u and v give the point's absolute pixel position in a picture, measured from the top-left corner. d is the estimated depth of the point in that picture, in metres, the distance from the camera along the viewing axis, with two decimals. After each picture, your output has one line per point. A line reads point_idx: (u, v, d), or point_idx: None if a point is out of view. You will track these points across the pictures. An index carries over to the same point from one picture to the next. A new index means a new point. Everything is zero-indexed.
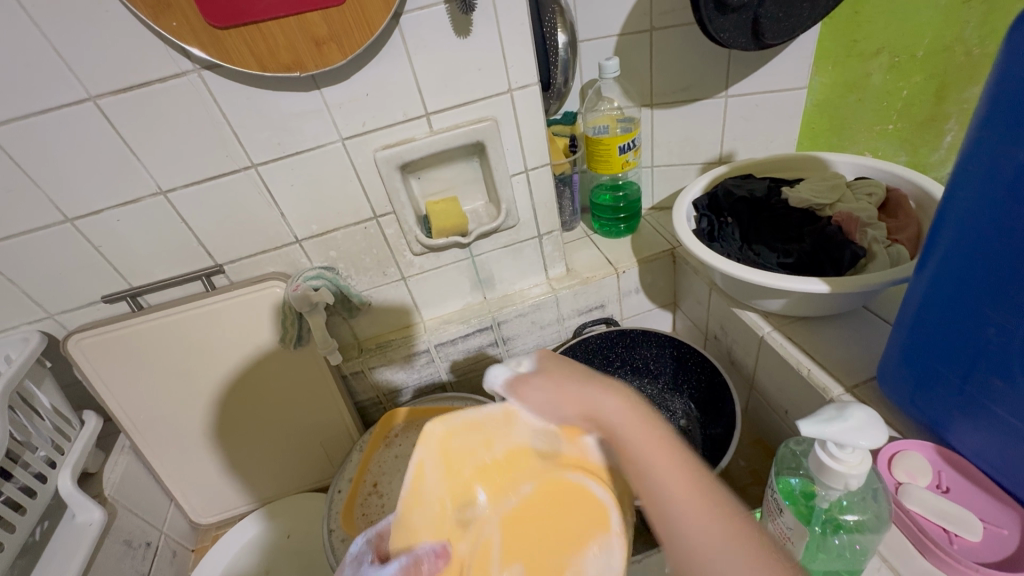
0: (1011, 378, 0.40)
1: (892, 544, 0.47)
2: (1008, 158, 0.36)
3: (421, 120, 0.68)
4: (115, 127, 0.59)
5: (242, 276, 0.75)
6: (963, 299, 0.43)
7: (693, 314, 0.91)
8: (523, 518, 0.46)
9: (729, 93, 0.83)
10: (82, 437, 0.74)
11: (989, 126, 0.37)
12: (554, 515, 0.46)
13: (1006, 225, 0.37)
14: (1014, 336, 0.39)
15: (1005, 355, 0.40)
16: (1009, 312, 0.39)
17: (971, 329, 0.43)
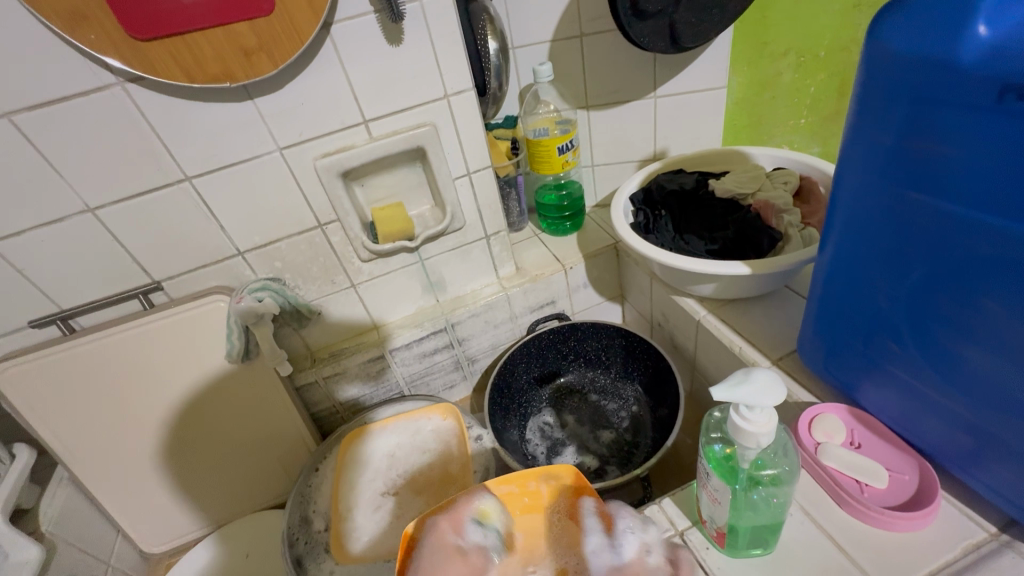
0: (900, 337, 0.46)
1: (816, 499, 0.51)
2: (880, 143, 0.40)
3: (359, 127, 0.69)
4: (34, 144, 0.57)
5: (183, 291, 0.73)
6: (858, 272, 0.47)
7: (639, 304, 0.95)
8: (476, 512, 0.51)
9: (657, 94, 0.88)
10: (14, 472, 0.70)
11: (863, 114, 0.41)
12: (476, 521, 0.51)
13: (886, 202, 0.42)
14: (899, 301, 0.45)
15: (894, 318, 0.46)
16: (893, 280, 0.44)
17: (865, 298, 0.48)
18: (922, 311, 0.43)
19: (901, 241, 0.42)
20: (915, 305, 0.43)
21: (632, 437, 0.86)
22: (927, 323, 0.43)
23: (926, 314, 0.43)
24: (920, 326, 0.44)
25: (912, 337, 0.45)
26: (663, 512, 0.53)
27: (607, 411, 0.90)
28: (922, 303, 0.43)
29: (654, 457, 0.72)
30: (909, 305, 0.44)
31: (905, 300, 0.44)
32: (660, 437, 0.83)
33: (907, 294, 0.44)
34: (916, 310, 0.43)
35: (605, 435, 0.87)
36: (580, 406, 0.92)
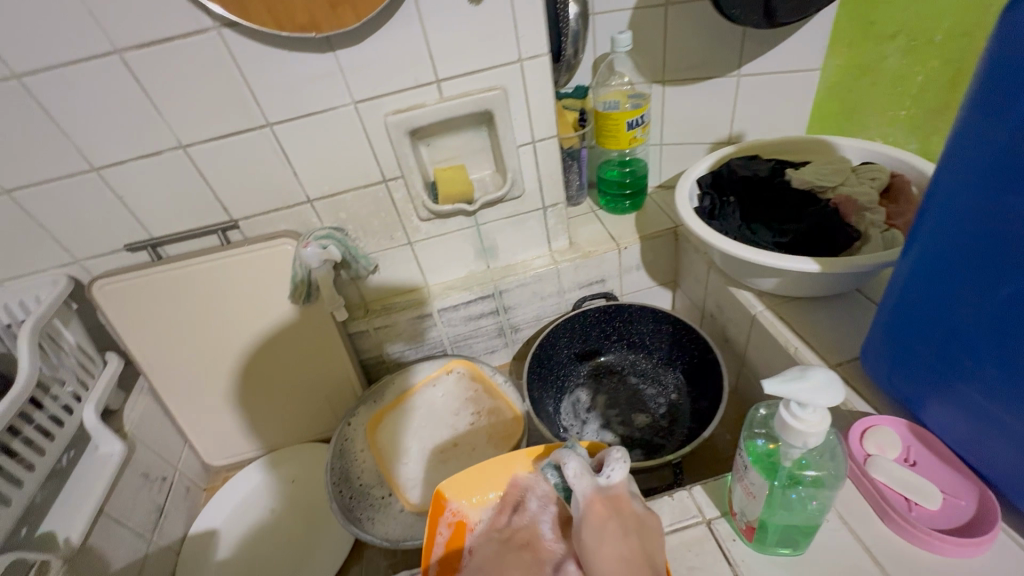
0: (979, 354, 0.42)
1: (857, 510, 0.49)
2: (992, 139, 0.37)
3: (431, 86, 0.69)
4: (139, 81, 0.62)
5: (256, 232, 0.78)
6: (941, 280, 0.44)
7: (692, 292, 0.93)
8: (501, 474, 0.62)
9: (741, 72, 0.83)
10: (105, 376, 0.79)
11: (979, 105, 0.37)
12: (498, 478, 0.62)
13: (987, 205, 0.38)
14: (983, 316, 0.41)
15: (974, 334, 0.42)
16: (979, 293, 0.41)
17: (943, 308, 0.44)
18: (1007, 329, 0.39)
19: (997, 250, 0.38)
20: (1001, 322, 0.40)
21: (667, 424, 0.85)
22: (1010, 342, 0.39)
23: (1010, 332, 0.39)
24: (1004, 345, 0.40)
25: (991, 354, 0.41)
26: (693, 499, 0.52)
27: (645, 395, 0.90)
28: (1008, 319, 0.39)
29: (689, 445, 0.71)
30: (994, 321, 0.40)
31: (988, 315, 0.40)
32: (697, 427, 0.82)
33: (992, 309, 0.40)
34: (1001, 327, 0.40)
35: (640, 419, 0.87)
36: (618, 387, 0.92)
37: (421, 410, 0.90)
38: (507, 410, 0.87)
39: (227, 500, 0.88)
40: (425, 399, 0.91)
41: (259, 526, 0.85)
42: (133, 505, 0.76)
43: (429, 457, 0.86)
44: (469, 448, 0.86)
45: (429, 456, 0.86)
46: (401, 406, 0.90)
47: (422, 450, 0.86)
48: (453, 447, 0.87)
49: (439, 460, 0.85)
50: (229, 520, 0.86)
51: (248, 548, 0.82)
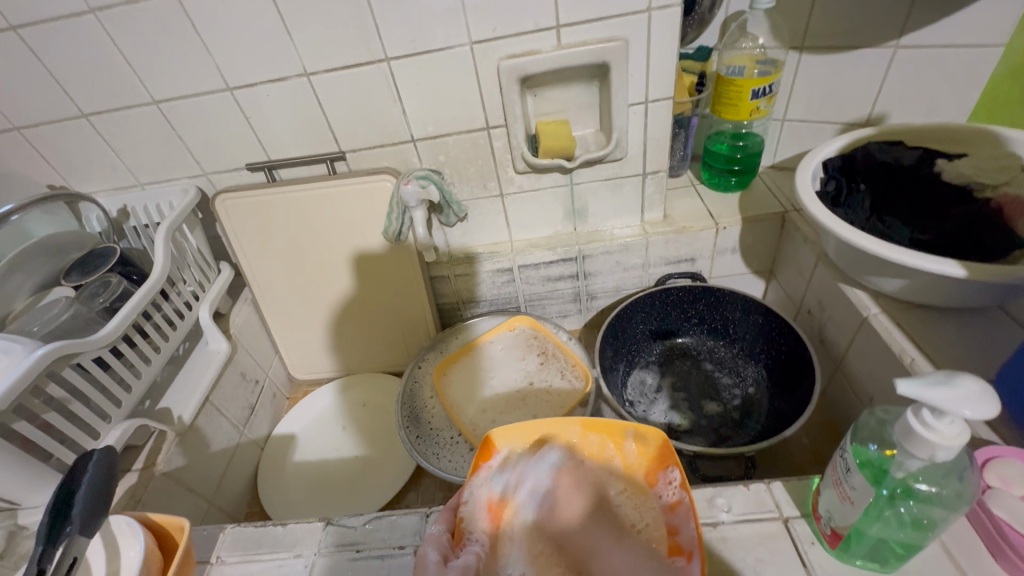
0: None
1: (962, 541, 0.45)
2: None
3: (550, 32, 0.67)
4: (276, 4, 0.64)
5: (360, 166, 0.81)
6: None
7: (790, 285, 0.86)
8: (545, 437, 0.54)
9: (899, 43, 0.72)
10: (218, 282, 0.87)
11: None
12: (536, 437, 0.54)
13: None
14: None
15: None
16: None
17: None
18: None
19: None
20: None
21: (740, 417, 0.81)
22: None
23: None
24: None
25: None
26: (770, 493, 0.50)
27: (719, 384, 0.86)
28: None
29: (766, 441, 0.67)
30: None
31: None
32: (773, 426, 0.78)
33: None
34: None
35: (710, 406, 0.83)
36: (691, 371, 0.89)
37: (488, 363, 0.89)
38: (567, 358, 0.87)
39: (307, 411, 0.96)
40: (486, 351, 0.91)
41: (332, 438, 0.92)
42: (230, 400, 0.85)
43: (505, 401, 0.85)
44: (544, 391, 0.85)
45: (506, 405, 0.84)
46: (466, 358, 0.90)
47: (497, 398, 0.85)
48: (529, 389, 0.86)
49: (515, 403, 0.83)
50: (307, 429, 0.94)
51: (321, 457, 0.90)
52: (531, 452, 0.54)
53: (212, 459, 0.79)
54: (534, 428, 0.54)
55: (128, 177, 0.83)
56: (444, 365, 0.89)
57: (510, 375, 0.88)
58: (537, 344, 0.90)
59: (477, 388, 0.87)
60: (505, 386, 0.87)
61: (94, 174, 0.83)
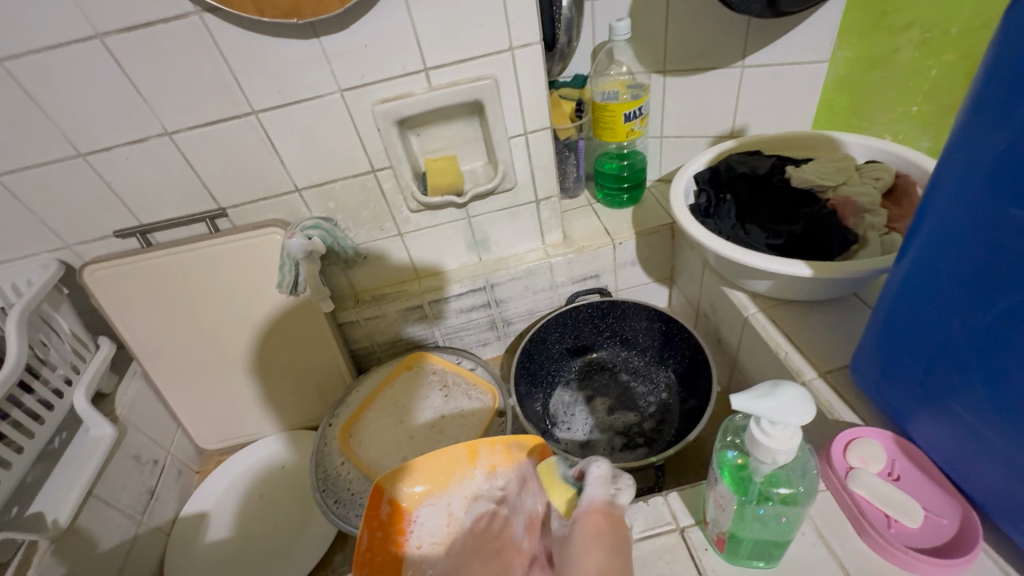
0: (964, 372, 0.41)
1: (833, 523, 0.48)
2: (992, 144, 0.35)
3: (420, 75, 0.67)
4: (122, 65, 0.61)
5: (245, 220, 0.78)
6: (937, 293, 0.42)
7: (687, 290, 0.91)
8: (432, 468, 0.58)
9: (745, 63, 0.79)
10: (96, 359, 0.79)
11: (984, 108, 0.35)
12: (426, 465, 0.58)
13: (996, 221, 0.36)
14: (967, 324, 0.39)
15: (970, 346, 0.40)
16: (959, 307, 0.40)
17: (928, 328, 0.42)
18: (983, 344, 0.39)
19: (999, 268, 0.36)
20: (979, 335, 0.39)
21: (656, 424, 0.84)
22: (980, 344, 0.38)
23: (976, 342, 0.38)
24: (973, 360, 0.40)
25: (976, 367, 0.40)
26: (667, 505, 0.51)
27: (635, 393, 0.88)
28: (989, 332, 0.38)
29: (673, 448, 0.69)
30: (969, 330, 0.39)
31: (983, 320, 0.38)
32: (686, 428, 0.81)
33: (964, 330, 0.40)
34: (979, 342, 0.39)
35: (628, 417, 0.86)
36: (609, 384, 0.91)
37: (397, 410, 0.86)
38: (468, 381, 0.88)
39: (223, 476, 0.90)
40: (393, 398, 0.88)
41: (251, 507, 0.86)
42: (122, 488, 0.77)
43: (421, 441, 0.82)
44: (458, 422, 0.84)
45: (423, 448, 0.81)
46: (370, 411, 0.86)
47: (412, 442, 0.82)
48: (442, 420, 0.85)
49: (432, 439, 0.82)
50: (221, 500, 0.88)
51: (237, 533, 0.83)
52: (419, 485, 0.58)
53: (102, 559, 0.71)
54: (418, 469, 0.58)
55: None
56: (349, 427, 0.84)
57: (425, 411, 0.86)
58: (437, 377, 0.89)
59: (390, 436, 0.83)
60: (419, 426, 0.84)
61: None
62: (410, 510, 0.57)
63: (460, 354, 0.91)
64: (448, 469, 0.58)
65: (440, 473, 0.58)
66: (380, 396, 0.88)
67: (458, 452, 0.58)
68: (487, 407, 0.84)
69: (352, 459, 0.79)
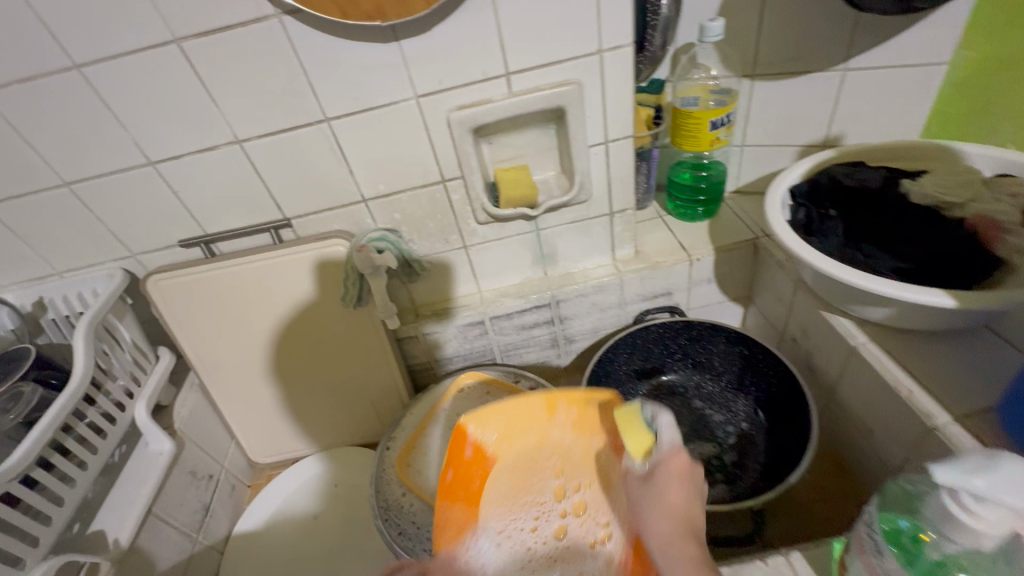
0: None
1: None
2: None
3: (500, 80, 0.63)
4: (197, 72, 0.59)
5: (309, 231, 0.75)
6: None
7: (770, 311, 0.84)
8: (510, 420, 0.59)
9: (847, 66, 0.72)
10: (156, 371, 0.78)
11: None
12: (500, 413, 0.58)
13: None
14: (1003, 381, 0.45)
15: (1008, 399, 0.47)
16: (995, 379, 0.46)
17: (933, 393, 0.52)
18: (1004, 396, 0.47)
19: None
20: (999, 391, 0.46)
21: (738, 457, 0.77)
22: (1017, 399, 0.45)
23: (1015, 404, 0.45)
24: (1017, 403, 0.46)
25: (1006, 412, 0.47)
26: (791, 566, 0.45)
27: (712, 422, 0.82)
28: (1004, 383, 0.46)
29: (772, 491, 0.63)
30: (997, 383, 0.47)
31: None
32: (774, 465, 0.74)
33: None
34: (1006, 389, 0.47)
35: (706, 448, 0.79)
36: (681, 410, 0.84)
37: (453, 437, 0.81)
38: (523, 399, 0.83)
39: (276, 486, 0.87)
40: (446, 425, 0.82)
41: (305, 522, 0.84)
42: (179, 505, 0.75)
43: None
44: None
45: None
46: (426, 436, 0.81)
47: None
48: None
49: None
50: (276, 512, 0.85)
51: (291, 554, 0.80)
52: (495, 433, 0.59)
53: None
54: (496, 419, 0.59)
55: (42, 266, 0.74)
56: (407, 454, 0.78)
57: None
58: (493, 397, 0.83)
59: (451, 465, 0.79)
60: None
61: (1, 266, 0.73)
62: (489, 454, 0.59)
63: (505, 369, 0.86)
64: (524, 420, 0.59)
65: (513, 424, 0.59)
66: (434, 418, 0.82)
67: (537, 402, 0.58)
68: None
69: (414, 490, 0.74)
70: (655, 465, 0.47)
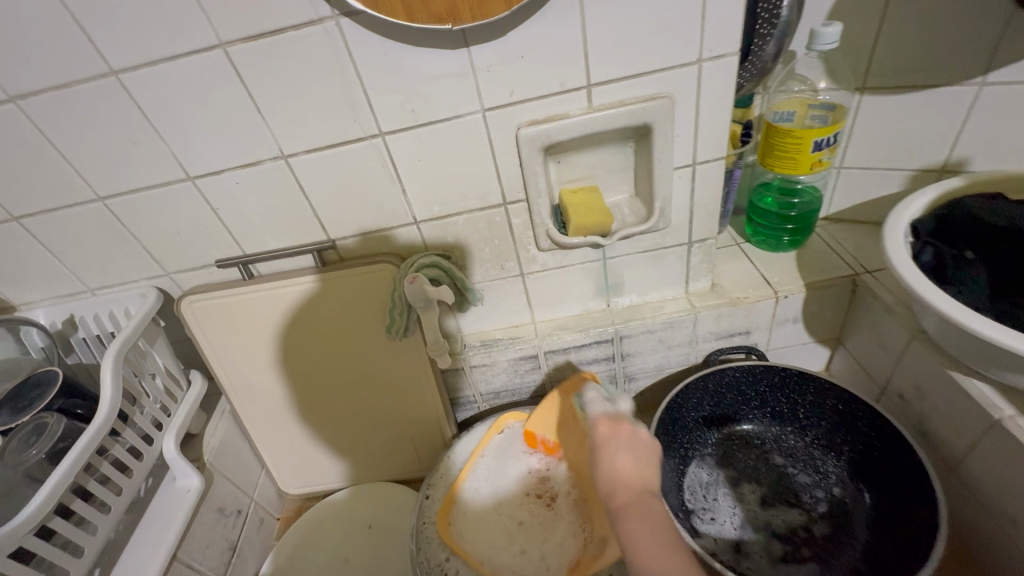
0: None
1: None
2: None
3: (579, 93, 0.55)
4: (243, 79, 0.52)
5: (353, 253, 0.68)
6: None
7: (868, 359, 0.73)
8: (543, 419, 0.76)
9: (986, 79, 0.61)
10: (188, 399, 0.72)
11: None
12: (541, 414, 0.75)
13: None
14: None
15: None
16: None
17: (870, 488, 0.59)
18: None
19: None
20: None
21: (831, 531, 0.66)
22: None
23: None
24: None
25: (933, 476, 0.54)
26: None
27: (797, 485, 0.71)
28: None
29: None
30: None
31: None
32: (879, 547, 0.63)
33: None
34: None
35: (791, 516, 0.69)
36: (760, 467, 0.74)
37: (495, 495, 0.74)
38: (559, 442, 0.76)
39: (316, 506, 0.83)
40: (484, 482, 0.75)
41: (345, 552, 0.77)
42: (205, 547, 0.69)
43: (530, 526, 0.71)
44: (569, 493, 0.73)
45: (539, 530, 0.70)
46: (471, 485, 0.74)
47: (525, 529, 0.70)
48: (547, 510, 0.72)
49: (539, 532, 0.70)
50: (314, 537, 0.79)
51: None
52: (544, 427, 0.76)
53: None
54: (540, 415, 0.76)
55: (74, 283, 0.69)
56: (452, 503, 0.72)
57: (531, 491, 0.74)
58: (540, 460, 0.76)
59: (495, 521, 0.72)
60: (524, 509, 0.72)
61: (32, 281, 0.69)
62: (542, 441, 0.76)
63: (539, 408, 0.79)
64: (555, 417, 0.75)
65: (562, 419, 0.75)
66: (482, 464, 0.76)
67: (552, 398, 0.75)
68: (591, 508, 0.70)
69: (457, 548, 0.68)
70: (616, 415, 0.54)
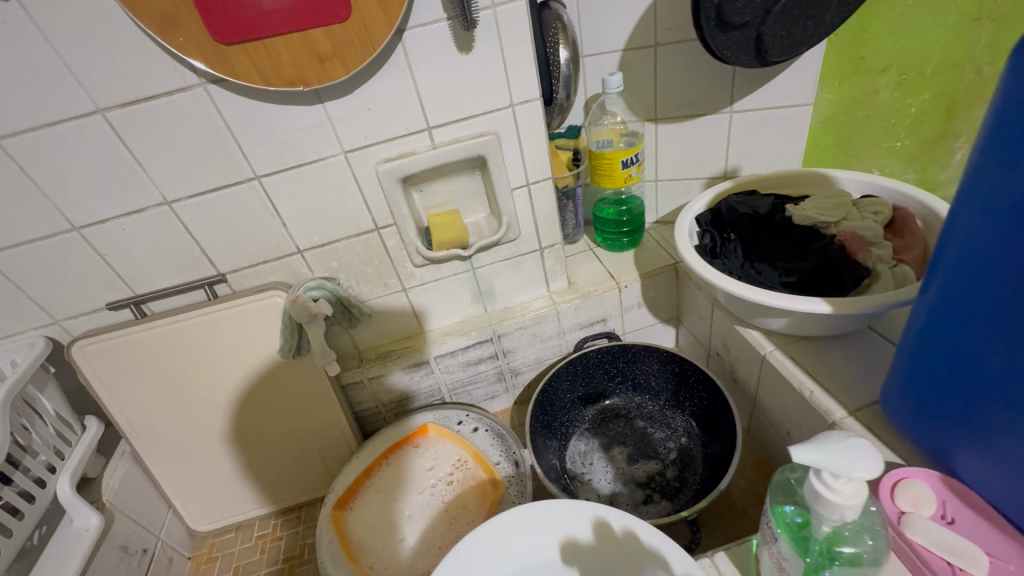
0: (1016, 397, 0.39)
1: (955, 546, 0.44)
2: None
3: (423, 134, 0.68)
4: (122, 138, 0.60)
5: (245, 285, 0.76)
6: (978, 316, 0.41)
7: (696, 329, 0.90)
8: (445, 438, 0.87)
9: (733, 109, 0.82)
10: (82, 442, 0.74)
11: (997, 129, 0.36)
12: (445, 433, 0.86)
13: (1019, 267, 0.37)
14: (978, 246, 0.39)
15: None
16: None
17: (990, 174, 0.37)
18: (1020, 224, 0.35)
19: None
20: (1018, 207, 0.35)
21: (679, 471, 0.81)
22: None
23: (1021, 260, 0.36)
24: (1021, 316, 0.37)
25: None
26: (718, 567, 0.53)
27: (654, 440, 0.86)
28: (970, 298, 0.41)
29: (705, 500, 0.67)
30: (964, 308, 0.42)
31: None
32: (711, 476, 0.78)
33: None
34: None
35: (650, 466, 0.83)
36: (626, 432, 0.88)
37: (399, 484, 0.82)
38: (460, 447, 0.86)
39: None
40: (387, 478, 0.83)
41: None
42: None
43: (413, 526, 0.77)
44: (463, 485, 0.81)
45: (429, 513, 0.79)
46: (370, 485, 0.82)
47: (409, 523, 0.77)
48: (426, 515, 0.79)
49: (418, 533, 0.76)
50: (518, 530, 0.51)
51: None
52: (446, 446, 0.86)
53: None
54: (447, 434, 0.87)
55: None
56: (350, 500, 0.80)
57: (417, 495, 0.81)
58: (433, 476, 0.83)
59: (382, 515, 0.79)
60: (411, 513, 0.79)
61: None
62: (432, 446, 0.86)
63: (449, 414, 0.89)
64: (455, 440, 0.86)
65: (458, 439, 0.86)
66: (382, 470, 0.84)
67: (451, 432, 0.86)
68: (475, 507, 0.78)
69: (343, 538, 0.75)
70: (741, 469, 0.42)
